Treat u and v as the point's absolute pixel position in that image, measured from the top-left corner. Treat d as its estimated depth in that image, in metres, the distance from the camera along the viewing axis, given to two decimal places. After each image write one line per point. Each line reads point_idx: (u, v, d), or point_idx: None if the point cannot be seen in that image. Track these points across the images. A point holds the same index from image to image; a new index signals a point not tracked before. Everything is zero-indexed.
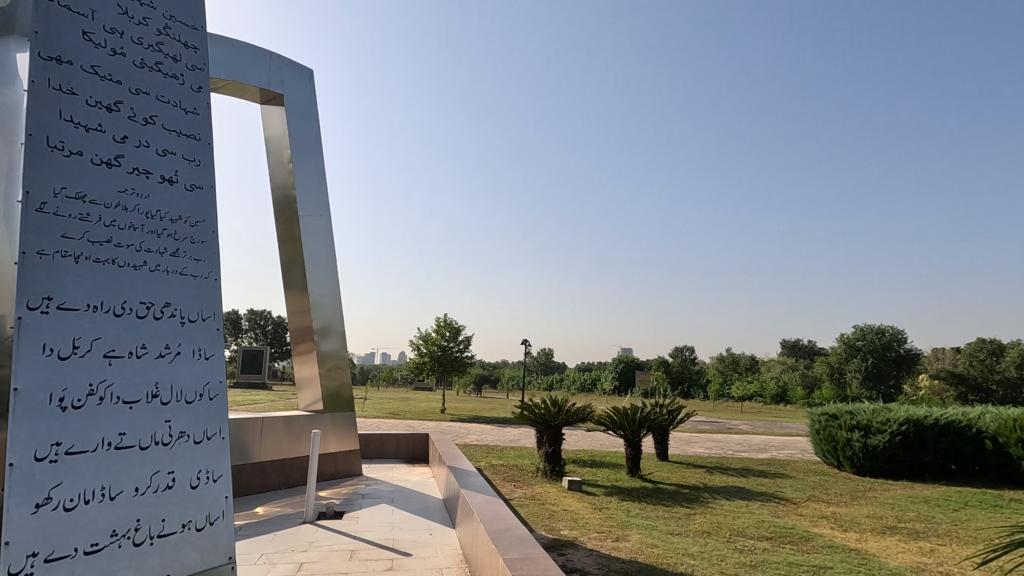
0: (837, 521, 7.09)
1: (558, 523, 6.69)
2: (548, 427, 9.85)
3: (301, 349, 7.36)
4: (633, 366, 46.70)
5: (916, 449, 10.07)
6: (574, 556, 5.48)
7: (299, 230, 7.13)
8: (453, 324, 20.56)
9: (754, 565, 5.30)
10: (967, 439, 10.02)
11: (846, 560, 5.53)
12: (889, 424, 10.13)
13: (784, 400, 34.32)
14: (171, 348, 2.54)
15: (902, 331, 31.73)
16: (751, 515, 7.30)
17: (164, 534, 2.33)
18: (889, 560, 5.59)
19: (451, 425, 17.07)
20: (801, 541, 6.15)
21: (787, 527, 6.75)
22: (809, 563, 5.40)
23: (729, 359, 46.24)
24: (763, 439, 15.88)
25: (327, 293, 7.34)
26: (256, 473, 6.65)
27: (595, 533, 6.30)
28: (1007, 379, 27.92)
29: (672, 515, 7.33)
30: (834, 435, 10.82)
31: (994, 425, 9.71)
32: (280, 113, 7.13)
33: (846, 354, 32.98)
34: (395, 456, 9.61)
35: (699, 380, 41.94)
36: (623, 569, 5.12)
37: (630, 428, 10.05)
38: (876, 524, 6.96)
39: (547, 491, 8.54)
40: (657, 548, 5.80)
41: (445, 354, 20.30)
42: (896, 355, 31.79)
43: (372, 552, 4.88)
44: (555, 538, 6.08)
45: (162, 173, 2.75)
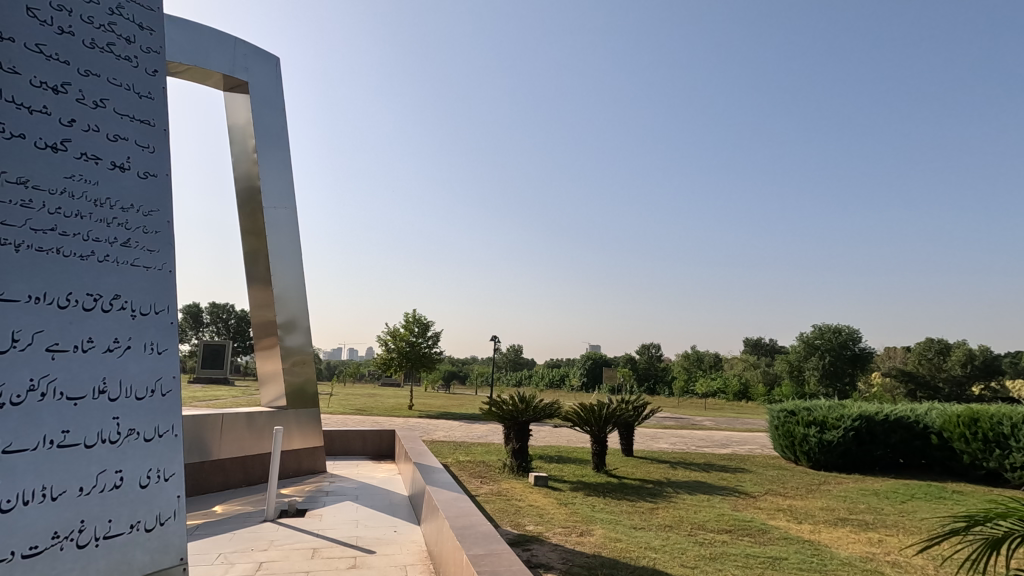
0: (793, 514, 7.33)
1: (523, 519, 6.73)
2: (515, 422, 9.87)
3: (264, 344, 7.17)
4: (601, 363, 47.27)
5: (867, 444, 10.49)
6: (539, 551, 5.52)
7: (263, 222, 6.95)
8: (421, 320, 20.41)
9: (713, 557, 5.44)
10: (914, 433, 10.48)
11: (800, 551, 5.73)
12: (843, 420, 10.52)
13: (745, 397, 35.29)
14: (121, 342, 2.44)
15: (858, 330, 32.91)
16: (712, 509, 7.48)
17: (111, 535, 2.25)
18: (840, 550, 5.80)
19: (418, 421, 16.98)
20: (759, 534, 6.34)
21: (746, 520, 6.95)
22: (765, 555, 5.57)
23: (694, 357, 47.25)
24: (724, 435, 16.28)
25: (291, 287, 7.18)
26: (215, 471, 6.47)
27: (560, 528, 6.36)
28: (953, 377, 29.33)
29: (636, 509, 7.45)
30: (792, 431, 11.16)
31: (939, 420, 10.18)
32: (244, 101, 6.92)
33: (805, 353, 34.09)
34: (360, 453, 9.48)
35: (665, 377, 42.69)
36: (586, 563, 5.18)
37: (597, 424, 10.16)
38: (829, 516, 7.23)
39: (514, 487, 8.58)
40: (621, 542, 5.89)
41: (414, 350, 20.10)
42: (852, 353, 32.95)
43: (335, 550, 4.81)
44: (521, 533, 6.11)
45: (113, 159, 2.64)
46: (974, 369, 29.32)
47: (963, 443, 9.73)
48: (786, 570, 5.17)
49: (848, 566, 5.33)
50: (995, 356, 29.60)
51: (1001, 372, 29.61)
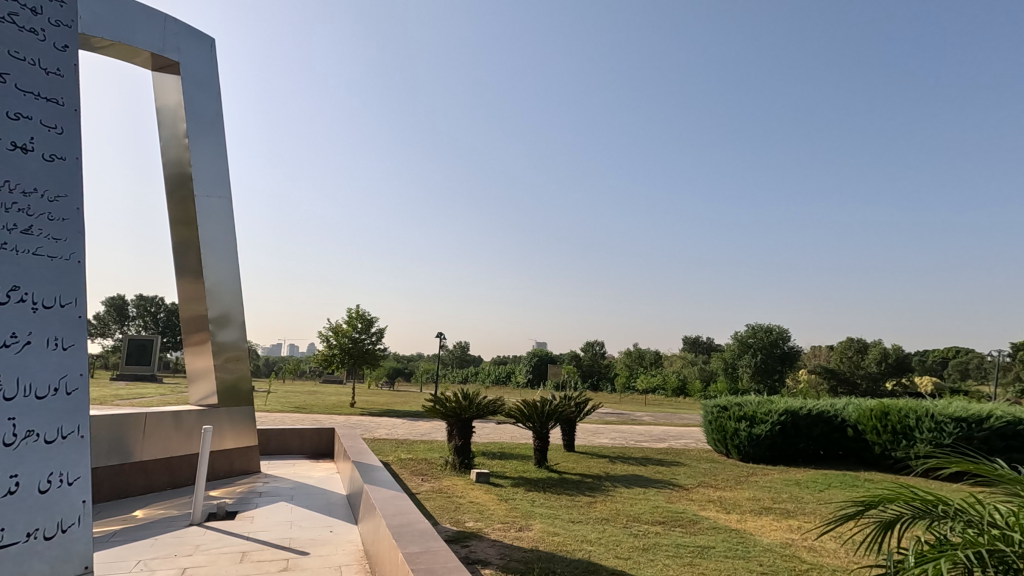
0: (722, 504, 7.68)
1: (463, 515, 6.73)
2: (458, 419, 9.85)
3: (194, 340, 6.81)
4: (547, 360, 47.87)
5: (792, 437, 11.13)
6: (477, 547, 5.54)
7: (194, 211, 6.60)
8: (365, 315, 19.97)
9: (646, 548, 5.63)
10: (833, 426, 11.20)
11: (727, 539, 6.02)
12: (771, 415, 11.11)
13: (684, 392, 36.64)
14: (19, 337, 2.27)
15: (787, 330, 34.92)
16: (648, 501, 7.74)
17: (3, 545, 2.08)
18: (764, 538, 6.14)
19: (360, 418, 16.66)
20: (690, 524, 6.62)
21: (678, 511, 7.25)
22: (695, 544, 5.82)
23: (636, 353, 48.67)
24: (661, 430, 16.84)
25: (224, 280, 6.86)
26: (138, 473, 6.11)
27: (500, 524, 6.40)
28: (869, 374, 31.53)
29: (575, 503, 7.60)
30: (724, 425, 11.70)
31: (855, 414, 10.92)
32: (175, 82, 6.54)
33: (739, 350, 35.81)
34: (297, 452, 9.19)
35: (608, 374, 43.78)
36: (524, 557, 5.25)
37: (539, 420, 10.27)
38: (755, 506, 7.63)
39: (455, 484, 8.56)
40: (559, 536, 6.00)
41: (357, 346, 19.65)
42: (781, 351, 34.83)
43: (266, 553, 4.65)
44: (460, 530, 6.10)
45: (14, 140, 2.43)
46: (887, 367, 31.57)
47: (875, 435, 10.49)
48: (713, 557, 5.41)
49: (769, 552, 5.64)
50: (906, 355, 32.01)
51: (910, 369, 32.15)
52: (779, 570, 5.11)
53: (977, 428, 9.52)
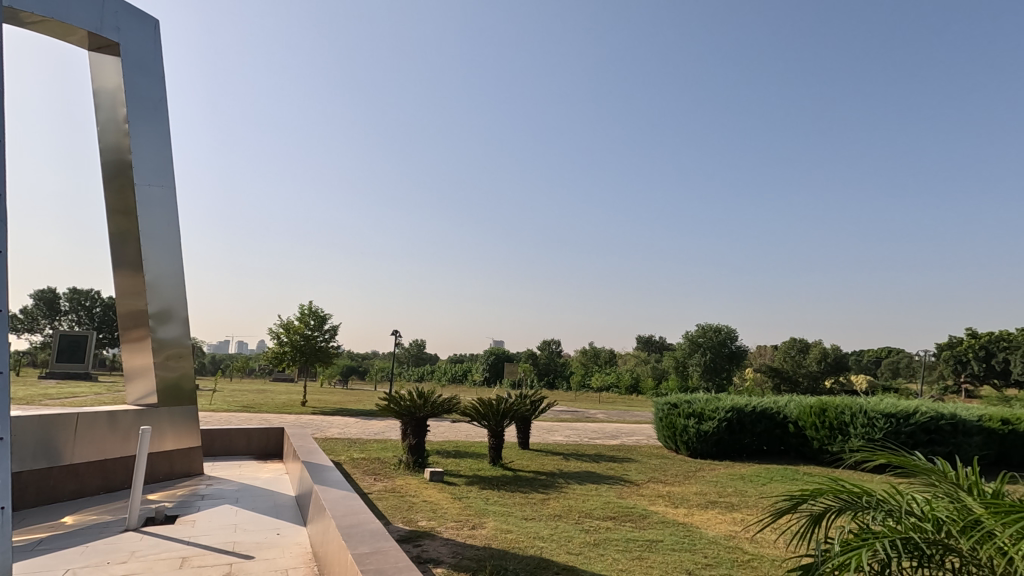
0: (671, 499, 7.91)
1: (416, 515, 6.67)
2: (412, 418, 9.76)
3: (132, 337, 6.47)
4: (503, 358, 48.03)
5: (737, 433, 11.56)
6: (429, 546, 5.49)
7: (133, 200, 6.26)
8: (318, 312, 19.48)
9: (597, 543, 5.73)
10: (775, 423, 11.69)
11: (674, 533, 6.20)
12: (718, 412, 11.51)
13: (637, 390, 37.50)
14: None
15: (735, 330, 36.32)
16: (599, 497, 7.88)
17: None
18: (708, 530, 6.36)
19: (311, 417, 16.24)
20: (639, 519, 6.78)
21: (629, 506, 7.41)
22: (643, 538, 5.97)
23: (591, 352, 49.49)
24: (614, 427, 17.16)
25: (166, 274, 6.54)
26: (67, 477, 5.76)
27: (453, 522, 6.38)
28: (810, 372, 33.04)
29: (528, 501, 7.66)
30: (674, 422, 12.04)
31: (796, 410, 11.42)
32: (113, 63, 6.19)
33: (689, 350, 36.97)
34: (243, 453, 8.88)
35: (564, 372, 44.35)
36: (476, 555, 5.25)
37: (493, 418, 10.30)
38: (701, 500, 7.90)
39: (408, 483, 8.47)
40: (511, 533, 6.03)
41: (309, 344, 19.12)
42: (729, 351, 36.16)
43: (208, 557, 4.48)
44: (412, 529, 6.05)
45: None
46: (826, 366, 33.21)
47: (813, 431, 11.02)
48: (660, 551, 5.56)
49: (713, 544, 5.85)
50: (844, 354, 33.75)
51: (847, 368, 34.00)
52: (721, 561, 5.31)
53: (905, 423, 10.14)
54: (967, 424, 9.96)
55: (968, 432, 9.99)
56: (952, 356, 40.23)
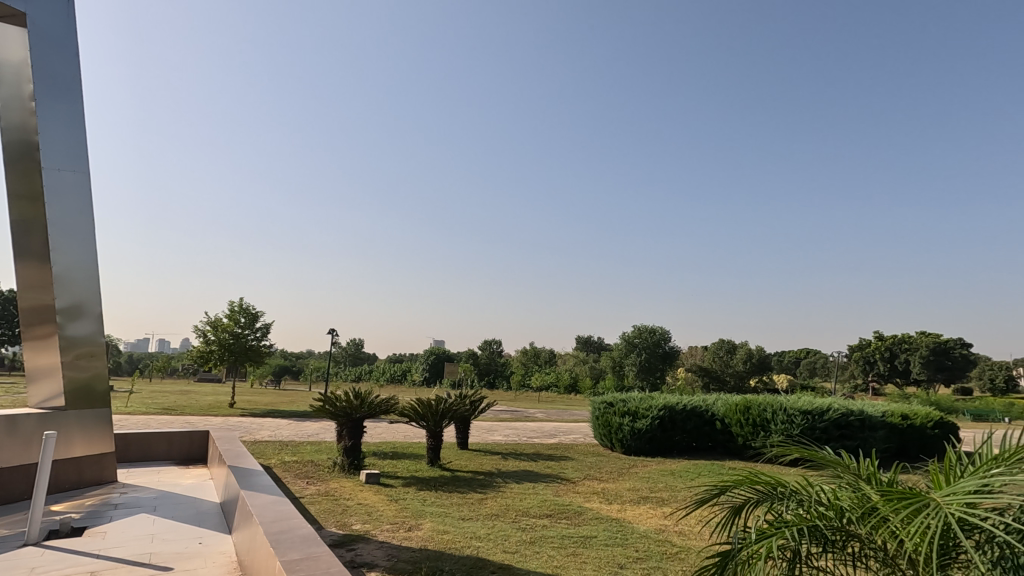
0: (605, 495, 8.13)
1: (350, 518, 6.50)
2: (348, 419, 9.52)
3: (35, 334, 5.94)
4: (444, 358, 47.70)
5: (669, 430, 12.03)
6: (363, 550, 5.37)
7: (41, 185, 5.76)
8: (249, 310, 18.62)
9: (533, 541, 5.80)
10: (704, 420, 12.24)
11: (607, 528, 6.38)
12: (651, 410, 11.92)
13: (575, 390, 38.25)
14: None
15: (668, 331, 37.80)
16: (536, 495, 7.99)
17: None
18: (640, 525, 6.58)
19: (240, 419, 15.50)
20: (575, 515, 6.93)
21: (565, 503, 7.55)
22: (578, 534, 6.10)
23: (532, 352, 50.04)
24: (552, 426, 17.44)
25: (78, 266, 6.05)
26: None
27: (388, 525, 6.27)
28: (736, 372, 34.86)
29: (465, 501, 7.63)
30: (609, 420, 12.37)
31: (723, 408, 12.02)
32: (19, 35, 5.66)
33: (626, 350, 38.13)
34: (163, 458, 8.35)
35: (504, 372, 44.62)
36: (411, 557, 5.18)
37: (432, 419, 10.20)
38: (633, 496, 8.16)
39: (343, 486, 8.25)
40: (448, 534, 6.00)
41: (238, 342, 18.22)
42: (663, 351, 37.57)
43: (121, 571, 4.19)
44: (346, 533, 5.89)
45: None
46: (751, 365, 35.12)
47: (738, 427, 11.62)
48: (594, 546, 5.71)
49: (644, 538, 6.05)
50: (767, 355, 35.80)
51: (769, 368, 36.14)
52: (652, 554, 5.50)
53: (819, 419, 10.87)
54: (873, 419, 10.78)
55: (874, 426, 10.83)
56: (861, 356, 43.59)
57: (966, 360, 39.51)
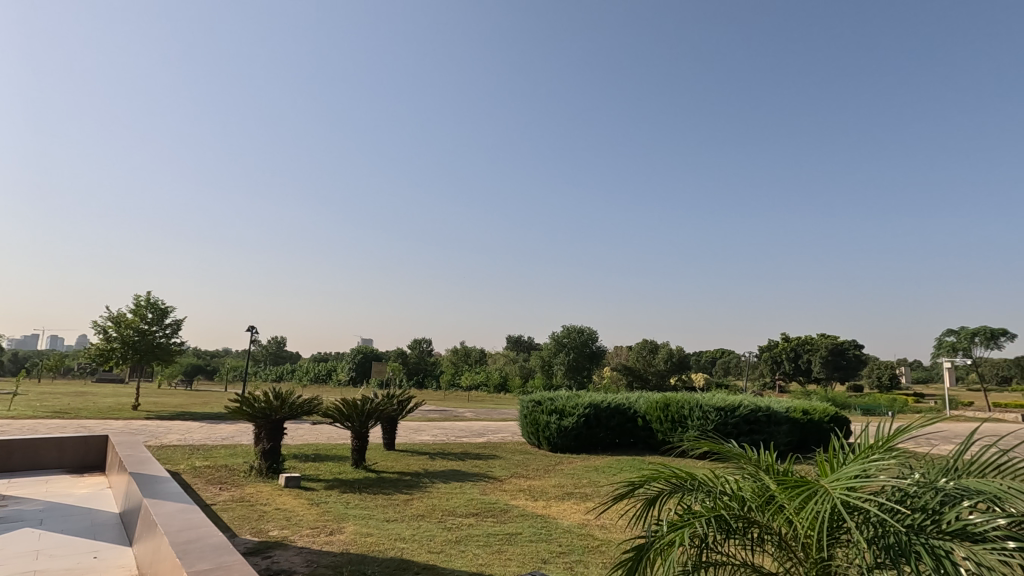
0: (531, 493, 8.26)
1: (267, 524, 6.21)
2: (267, 421, 9.09)
3: None
4: (371, 357, 46.53)
5: (594, 427, 12.41)
6: (281, 557, 5.15)
7: None
8: (158, 305, 17.34)
9: (458, 540, 5.80)
10: (627, 417, 12.72)
11: (532, 525, 6.49)
12: (577, 408, 12.25)
13: (504, 389, 38.50)
14: None
15: (596, 331, 38.90)
16: (463, 495, 7.99)
17: None
18: (563, 520, 6.74)
19: (144, 423, 14.37)
20: (501, 513, 7.00)
21: (491, 502, 7.60)
22: (504, 532, 6.16)
23: (462, 351, 49.91)
24: (481, 425, 17.48)
25: None
26: None
27: (308, 530, 6.05)
28: (658, 371, 36.41)
29: (391, 502, 7.50)
30: (537, 419, 12.58)
31: (645, 405, 12.56)
32: None
33: (554, 349, 38.85)
34: (53, 467, 7.61)
35: (434, 371, 44.22)
36: (332, 562, 5.02)
37: (358, 419, 9.93)
38: (558, 492, 8.36)
39: (260, 491, 7.86)
40: (371, 536, 5.87)
41: (144, 340, 16.89)
42: (590, 351, 38.61)
43: None
44: (261, 540, 5.62)
45: None
46: (672, 364, 36.78)
47: (658, 423, 12.18)
48: (519, 543, 5.79)
49: (567, 533, 6.21)
50: (686, 355, 37.65)
51: (688, 367, 38.10)
52: (574, 548, 5.66)
53: (731, 415, 11.59)
54: (778, 415, 11.62)
55: (778, 421, 11.67)
56: (769, 356, 46.87)
57: (859, 360, 43.39)
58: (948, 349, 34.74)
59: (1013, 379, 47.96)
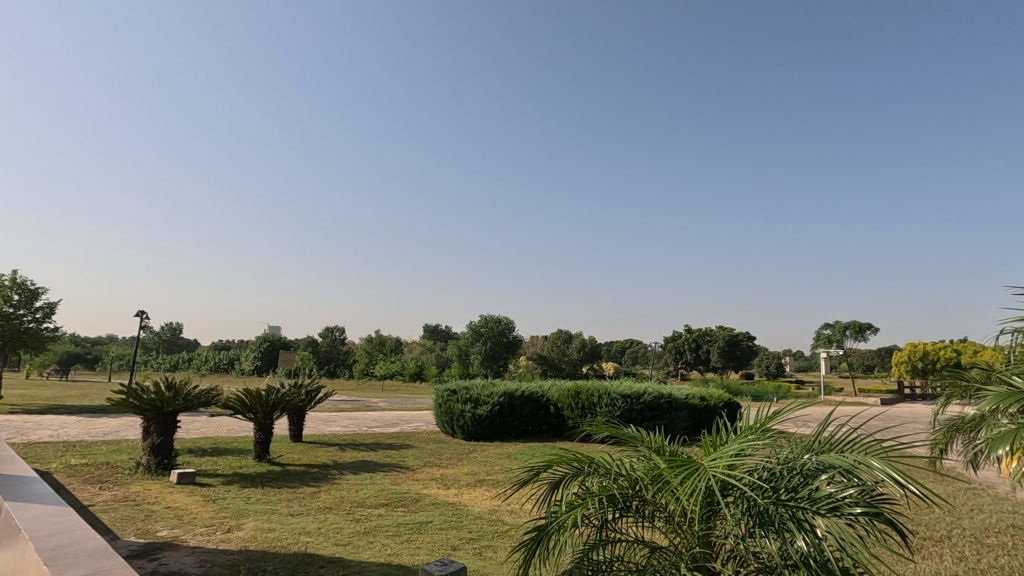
0: (442, 481, 8.27)
1: (155, 525, 5.76)
2: (157, 413, 8.41)
3: None
4: (279, 345, 44.24)
5: (507, 415, 12.62)
6: (170, 558, 4.80)
7: None
8: (27, 286, 15.48)
9: (367, 532, 5.70)
10: (539, 404, 13.06)
11: (443, 513, 6.52)
12: (492, 397, 12.40)
13: (420, 378, 38.11)
14: None
15: (513, 321, 39.34)
16: (373, 485, 7.85)
17: None
18: (475, 507, 6.83)
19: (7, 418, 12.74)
20: (412, 503, 6.95)
21: (402, 491, 7.54)
22: (414, 521, 6.13)
23: (377, 340, 48.75)
24: (394, 415, 17.21)
25: None
26: None
27: (203, 528, 5.68)
28: (571, 360, 37.52)
29: (296, 496, 7.21)
30: (452, 408, 12.57)
31: (557, 393, 12.94)
32: None
33: (472, 338, 38.94)
34: None
35: (347, 360, 42.85)
36: (229, 561, 4.75)
37: (261, 410, 9.43)
38: (470, 479, 8.44)
39: (147, 489, 7.26)
40: (273, 532, 5.63)
41: (9, 325, 15.01)
42: (507, 340, 39.07)
43: None
44: (147, 542, 5.20)
45: None
46: (584, 354, 38.03)
47: (569, 410, 12.62)
48: (429, 531, 5.80)
49: (478, 519, 6.30)
50: (598, 344, 39.07)
51: (599, 356, 39.62)
52: (483, 534, 5.75)
53: (636, 402, 12.23)
54: (678, 401, 12.40)
55: (678, 407, 12.46)
56: (673, 346, 49.80)
57: (750, 350, 47.18)
58: (825, 340, 38.62)
59: (875, 368, 54.32)
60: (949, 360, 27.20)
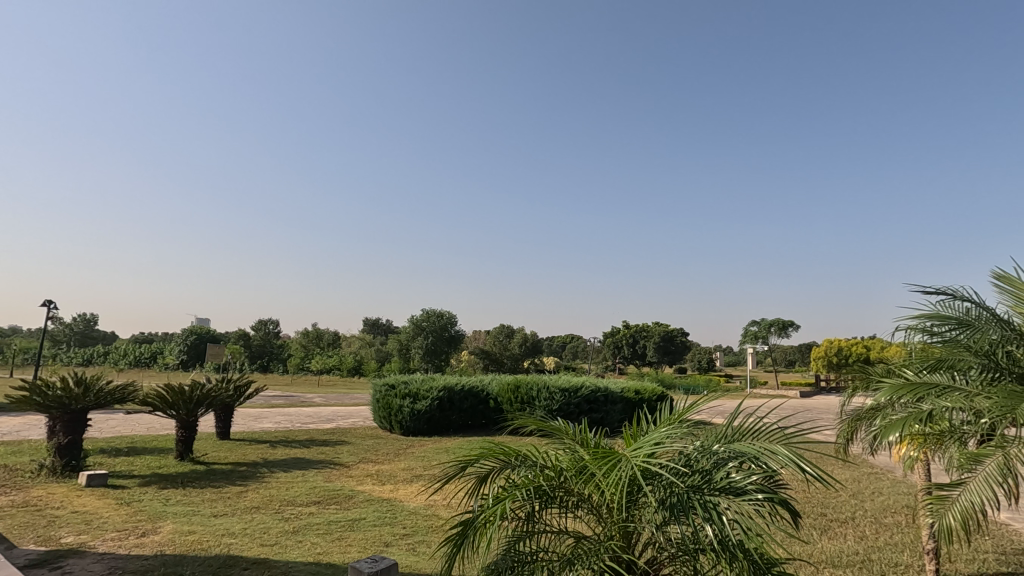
0: (378, 477, 8.13)
1: (59, 531, 5.33)
2: (64, 411, 7.76)
3: None
4: (207, 338, 41.95)
5: (447, 410, 12.54)
6: (74, 566, 4.47)
7: None
8: None
9: (295, 531, 5.52)
10: (479, 399, 13.07)
11: (377, 509, 6.41)
12: (431, 391, 12.30)
13: (358, 373, 37.20)
14: None
15: (455, 316, 39.10)
16: (305, 483, 7.61)
17: None
18: (410, 503, 6.76)
19: None
20: (345, 500, 6.80)
21: (335, 488, 7.36)
22: (346, 519, 6.00)
23: (314, 333, 47.22)
24: (329, 411, 16.73)
25: None
26: None
27: (114, 533, 5.32)
28: (513, 354, 37.67)
29: (220, 496, 6.88)
30: (390, 403, 12.36)
31: (496, 388, 13.00)
32: None
33: (413, 333, 38.41)
34: None
35: (281, 355, 41.23)
36: (142, 567, 4.47)
37: (184, 406, 8.89)
38: (407, 475, 8.35)
39: (51, 493, 6.71)
40: (193, 534, 5.35)
41: None
42: (449, 334, 38.75)
43: None
44: (49, 550, 4.81)
45: None
46: (525, 348, 38.32)
47: (508, 404, 12.71)
48: (361, 528, 5.69)
49: (413, 515, 6.24)
50: (540, 339, 39.48)
51: (541, 351, 40.04)
52: (417, 529, 5.71)
53: (574, 395, 12.45)
54: (613, 394, 12.76)
55: (613, 401, 12.82)
56: (612, 342, 51.06)
57: (684, 345, 49.12)
58: (752, 336, 40.70)
59: (796, 362, 57.87)
60: (860, 355, 29.37)
